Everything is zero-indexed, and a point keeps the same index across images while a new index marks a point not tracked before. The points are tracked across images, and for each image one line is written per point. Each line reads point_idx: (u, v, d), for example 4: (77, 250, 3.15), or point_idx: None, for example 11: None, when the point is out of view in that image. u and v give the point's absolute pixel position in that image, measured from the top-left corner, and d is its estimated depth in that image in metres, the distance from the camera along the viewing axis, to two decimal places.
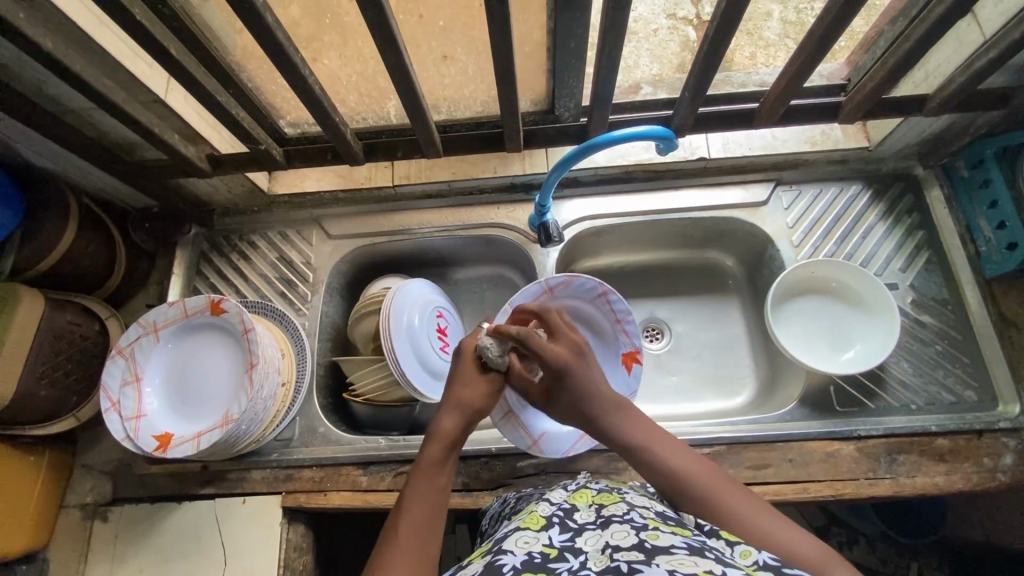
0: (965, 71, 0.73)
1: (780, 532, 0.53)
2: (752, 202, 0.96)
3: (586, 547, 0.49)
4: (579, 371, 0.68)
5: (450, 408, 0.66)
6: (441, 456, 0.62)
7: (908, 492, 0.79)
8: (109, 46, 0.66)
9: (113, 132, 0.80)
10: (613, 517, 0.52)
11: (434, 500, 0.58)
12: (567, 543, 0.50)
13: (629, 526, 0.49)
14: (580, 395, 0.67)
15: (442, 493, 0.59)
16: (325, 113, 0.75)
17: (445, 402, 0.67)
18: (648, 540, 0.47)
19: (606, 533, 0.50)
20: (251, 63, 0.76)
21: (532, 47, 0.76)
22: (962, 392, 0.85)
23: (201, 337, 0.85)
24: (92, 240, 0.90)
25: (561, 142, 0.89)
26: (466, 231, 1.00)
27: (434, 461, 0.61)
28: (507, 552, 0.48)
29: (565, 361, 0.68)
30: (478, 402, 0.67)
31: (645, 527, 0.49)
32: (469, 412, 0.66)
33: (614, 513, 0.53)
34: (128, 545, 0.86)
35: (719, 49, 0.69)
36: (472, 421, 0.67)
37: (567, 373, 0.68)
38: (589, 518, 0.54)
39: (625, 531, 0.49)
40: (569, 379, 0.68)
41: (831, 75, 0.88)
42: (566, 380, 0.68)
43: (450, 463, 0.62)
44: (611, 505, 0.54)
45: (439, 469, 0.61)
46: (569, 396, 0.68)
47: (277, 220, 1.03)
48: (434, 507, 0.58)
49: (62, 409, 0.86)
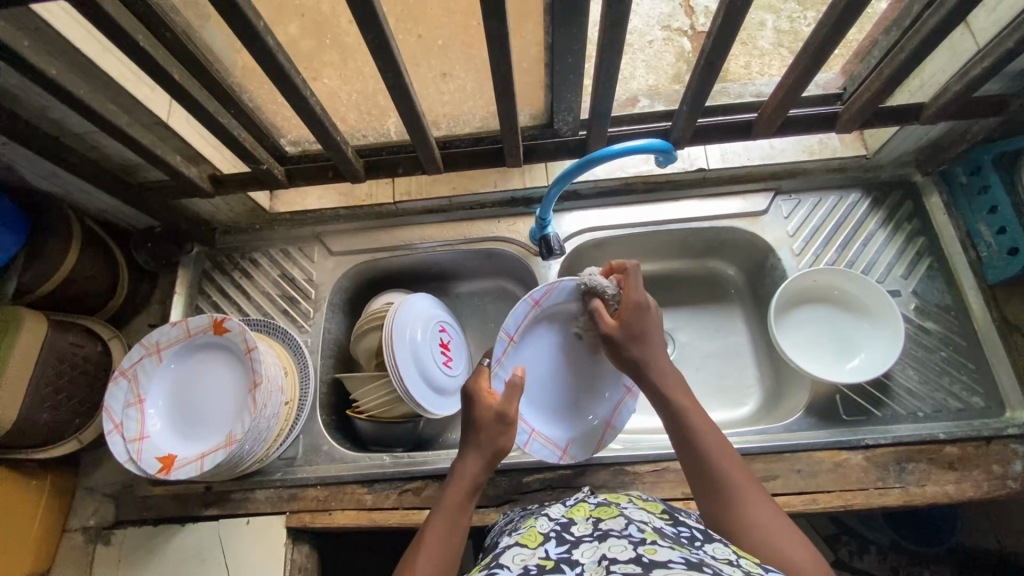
0: (962, 79, 0.74)
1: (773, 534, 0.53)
2: (752, 211, 0.96)
3: (583, 559, 0.48)
4: (651, 316, 0.73)
5: (473, 451, 0.68)
6: (463, 498, 0.63)
7: (918, 502, 0.78)
8: (112, 70, 0.67)
9: (116, 154, 0.81)
10: (610, 532, 0.51)
11: (452, 537, 0.60)
12: (563, 555, 0.50)
13: (626, 540, 0.49)
14: (648, 336, 0.71)
15: (460, 533, 0.61)
16: (327, 133, 0.75)
17: (469, 442, 0.68)
18: (646, 554, 0.46)
19: (603, 546, 0.49)
20: (252, 83, 0.77)
21: (530, 63, 0.77)
22: (969, 398, 0.84)
23: (203, 359, 0.85)
24: (94, 261, 0.91)
25: (561, 156, 0.89)
26: (467, 245, 1.00)
27: (456, 501, 0.63)
28: (502, 567, 0.49)
29: (651, 298, 0.74)
30: (496, 446, 0.68)
31: (643, 542, 0.49)
32: (490, 454, 0.67)
33: (612, 527, 0.52)
34: (130, 569, 0.85)
35: (716, 62, 0.69)
36: (492, 463, 0.68)
37: (645, 309, 0.72)
38: (586, 530, 0.53)
39: (622, 545, 0.48)
40: (646, 315, 0.72)
41: (828, 85, 0.89)
42: (642, 314, 0.72)
43: (471, 503, 0.64)
44: (609, 519, 0.54)
45: (461, 510, 0.63)
46: (639, 332, 0.71)
47: (278, 238, 1.03)
48: (452, 544, 0.59)
49: (64, 431, 0.85)
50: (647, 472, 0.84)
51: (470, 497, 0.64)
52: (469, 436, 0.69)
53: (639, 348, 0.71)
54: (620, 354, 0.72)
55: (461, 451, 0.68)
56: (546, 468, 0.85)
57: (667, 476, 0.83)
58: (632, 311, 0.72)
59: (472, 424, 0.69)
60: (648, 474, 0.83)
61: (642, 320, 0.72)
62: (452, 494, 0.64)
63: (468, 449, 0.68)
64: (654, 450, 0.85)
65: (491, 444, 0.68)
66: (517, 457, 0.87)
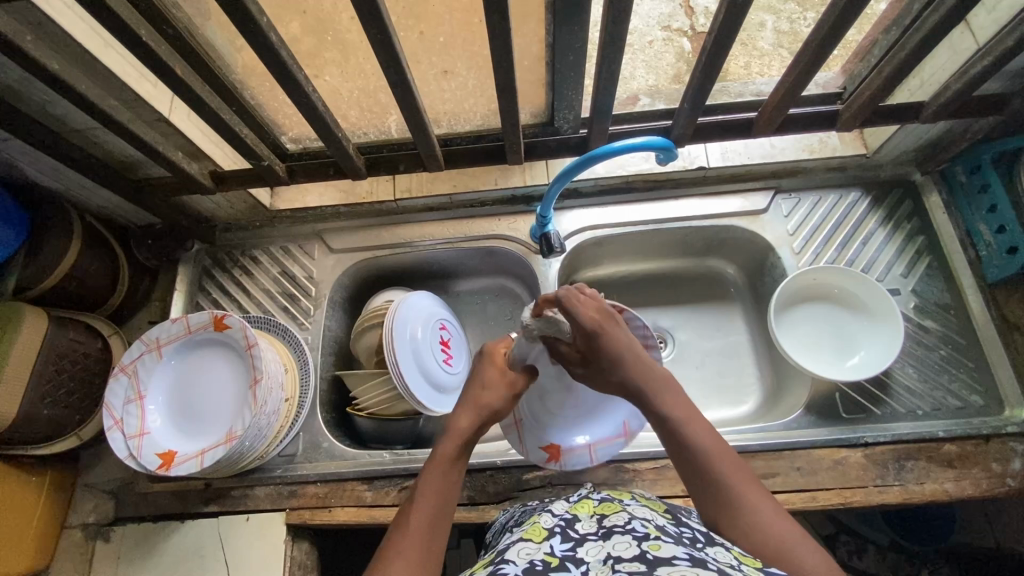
0: (961, 78, 0.74)
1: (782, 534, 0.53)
2: (752, 210, 0.97)
3: (588, 557, 0.48)
4: (610, 336, 0.64)
5: (465, 408, 0.65)
6: (452, 455, 0.61)
7: (917, 499, 0.79)
8: (114, 66, 0.67)
9: (117, 150, 0.81)
10: (615, 528, 0.51)
11: (444, 494, 0.58)
12: (568, 552, 0.50)
13: (630, 537, 0.49)
14: (618, 357, 0.63)
15: (451, 490, 0.58)
16: (328, 129, 0.75)
17: (463, 401, 0.66)
18: (651, 551, 0.46)
19: (607, 544, 0.49)
20: (254, 79, 0.77)
21: (531, 61, 0.77)
22: (968, 396, 0.84)
23: (204, 354, 0.85)
24: (95, 258, 0.91)
25: (562, 154, 0.90)
26: (468, 243, 1.00)
27: (447, 458, 0.61)
28: (508, 561, 0.49)
29: (596, 322, 0.63)
30: (492, 404, 0.66)
31: (647, 539, 0.49)
32: (484, 413, 0.65)
33: (616, 524, 0.52)
34: (130, 565, 0.85)
35: (716, 61, 0.69)
36: (485, 423, 0.65)
37: (595, 337, 0.63)
38: (591, 528, 0.53)
39: (627, 542, 0.48)
40: (603, 342, 0.63)
41: (827, 84, 0.89)
42: (594, 343, 0.63)
43: (462, 459, 0.61)
44: (613, 516, 0.54)
45: (450, 468, 0.60)
46: (606, 358, 0.64)
47: (278, 235, 1.03)
48: (443, 503, 0.57)
49: (64, 427, 0.85)
50: (647, 469, 0.84)
51: (463, 454, 0.62)
52: (463, 395, 0.67)
53: (616, 373, 0.64)
54: (604, 382, 0.66)
55: (452, 410, 0.66)
56: (546, 465, 0.85)
57: (667, 474, 0.83)
58: (586, 344, 0.64)
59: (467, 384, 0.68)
60: (648, 471, 0.84)
61: (603, 347, 0.63)
62: (443, 451, 0.61)
63: (460, 409, 0.65)
64: (654, 448, 0.85)
65: (486, 404, 0.65)
66: (517, 454, 0.87)
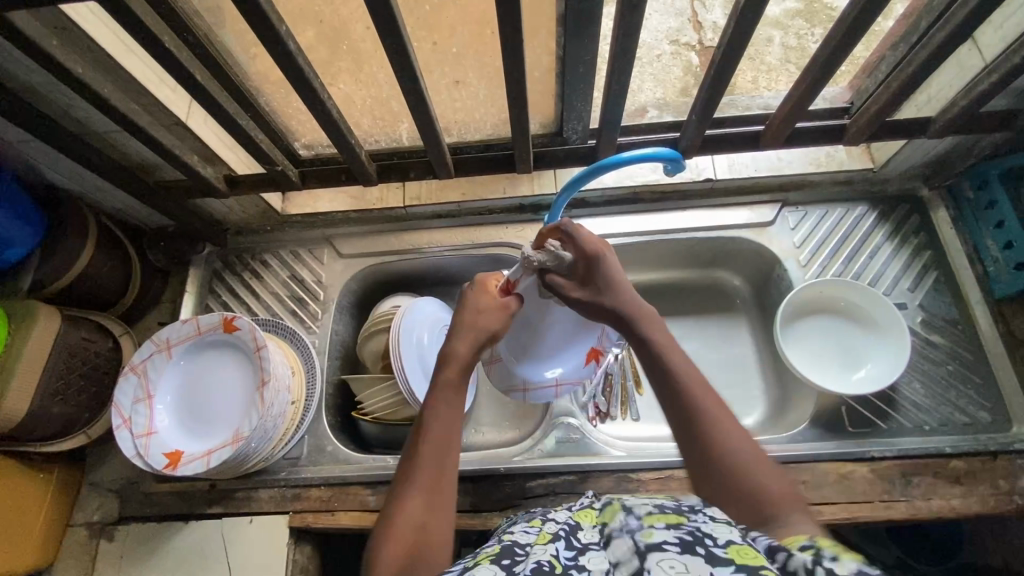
0: (967, 95, 0.75)
1: (758, 471, 0.52)
2: (759, 223, 0.97)
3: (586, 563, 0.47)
4: (611, 264, 0.65)
5: (466, 332, 0.64)
6: (456, 381, 0.60)
7: (925, 515, 0.78)
8: (136, 71, 0.68)
9: (134, 153, 0.83)
10: (613, 533, 0.50)
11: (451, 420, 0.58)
12: (568, 558, 0.48)
13: (627, 536, 0.48)
14: (610, 282, 0.64)
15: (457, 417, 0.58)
16: (341, 136, 0.77)
17: (461, 326, 0.64)
18: (643, 543, 0.45)
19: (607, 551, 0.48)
20: (270, 87, 0.78)
21: (541, 72, 0.78)
22: (976, 412, 0.84)
23: (212, 357, 0.86)
24: (108, 258, 0.92)
25: (569, 164, 0.90)
26: (475, 250, 1.01)
27: (449, 383, 0.60)
28: (515, 557, 0.48)
29: (600, 244, 0.65)
30: (491, 330, 0.65)
31: (641, 529, 0.47)
32: (482, 336, 0.64)
33: (613, 528, 0.51)
34: (133, 566, 0.85)
35: (724, 75, 0.71)
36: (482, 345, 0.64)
37: (594, 262, 0.64)
38: (592, 536, 0.52)
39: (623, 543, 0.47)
40: (600, 269, 0.64)
41: (835, 99, 0.90)
42: (595, 270, 0.64)
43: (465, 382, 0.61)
44: (610, 517, 0.52)
45: (454, 392, 0.60)
46: (602, 283, 0.64)
47: (289, 240, 1.05)
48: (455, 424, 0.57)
49: (73, 425, 0.86)
50: (651, 479, 0.84)
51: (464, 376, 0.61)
52: (459, 320, 0.65)
53: (608, 297, 0.64)
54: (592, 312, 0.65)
55: (451, 334, 0.64)
56: (550, 473, 0.85)
57: (670, 484, 0.83)
58: (585, 266, 0.65)
59: (467, 309, 0.66)
60: (652, 481, 0.83)
61: (597, 274, 0.64)
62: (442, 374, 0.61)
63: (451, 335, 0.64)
64: (659, 458, 0.85)
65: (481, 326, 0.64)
66: (521, 461, 0.87)
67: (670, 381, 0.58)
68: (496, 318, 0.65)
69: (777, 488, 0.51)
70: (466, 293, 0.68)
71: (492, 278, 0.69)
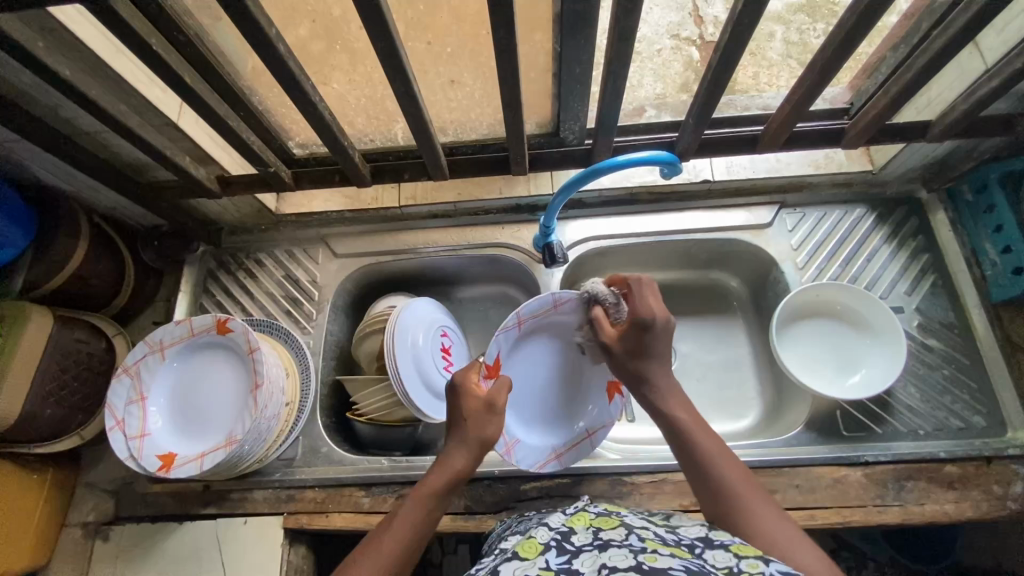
0: (967, 99, 0.74)
1: (788, 539, 0.53)
2: (756, 224, 0.96)
3: (582, 568, 0.48)
4: (661, 334, 0.70)
5: (462, 442, 0.66)
6: (439, 489, 0.63)
7: (918, 520, 0.78)
8: (124, 71, 0.67)
9: (126, 153, 0.82)
10: (610, 542, 0.51)
11: (414, 527, 0.60)
12: (564, 565, 0.49)
13: (626, 550, 0.49)
14: (648, 352, 0.70)
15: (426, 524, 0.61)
16: (335, 137, 0.76)
17: (458, 433, 0.67)
18: (646, 562, 0.46)
19: (602, 555, 0.49)
20: (263, 87, 0.77)
21: (537, 72, 0.77)
22: (970, 417, 0.84)
23: (206, 358, 0.86)
24: (100, 259, 0.91)
25: (566, 165, 0.90)
26: (471, 250, 1.01)
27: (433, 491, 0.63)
28: None
29: (661, 314, 0.69)
30: (487, 435, 0.67)
31: (643, 551, 0.49)
32: (477, 446, 0.66)
33: (612, 537, 0.52)
34: (128, 566, 0.85)
35: (723, 76, 0.70)
36: (478, 455, 0.66)
37: (648, 325, 0.69)
38: (586, 540, 0.53)
39: (622, 554, 0.48)
40: (649, 334, 0.69)
41: (834, 100, 0.89)
42: (647, 333, 0.69)
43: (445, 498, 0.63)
44: (610, 530, 0.54)
45: (433, 500, 0.62)
46: (636, 347, 0.71)
47: (283, 239, 1.04)
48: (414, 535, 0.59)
49: (67, 427, 0.86)
50: (645, 482, 0.84)
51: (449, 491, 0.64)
52: (456, 427, 0.68)
53: (637, 362, 0.70)
54: (619, 367, 0.73)
55: (448, 442, 0.67)
56: (544, 476, 0.85)
57: (665, 487, 0.83)
58: (631, 328, 0.71)
59: (459, 413, 0.68)
60: (646, 484, 0.83)
61: (639, 338, 0.70)
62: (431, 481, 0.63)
63: (453, 441, 0.67)
64: (654, 461, 0.85)
65: (478, 437, 0.66)
66: (516, 464, 0.87)
67: (693, 453, 0.62)
68: (489, 422, 0.67)
69: (808, 556, 0.51)
70: (450, 398, 0.71)
71: (473, 378, 0.71)
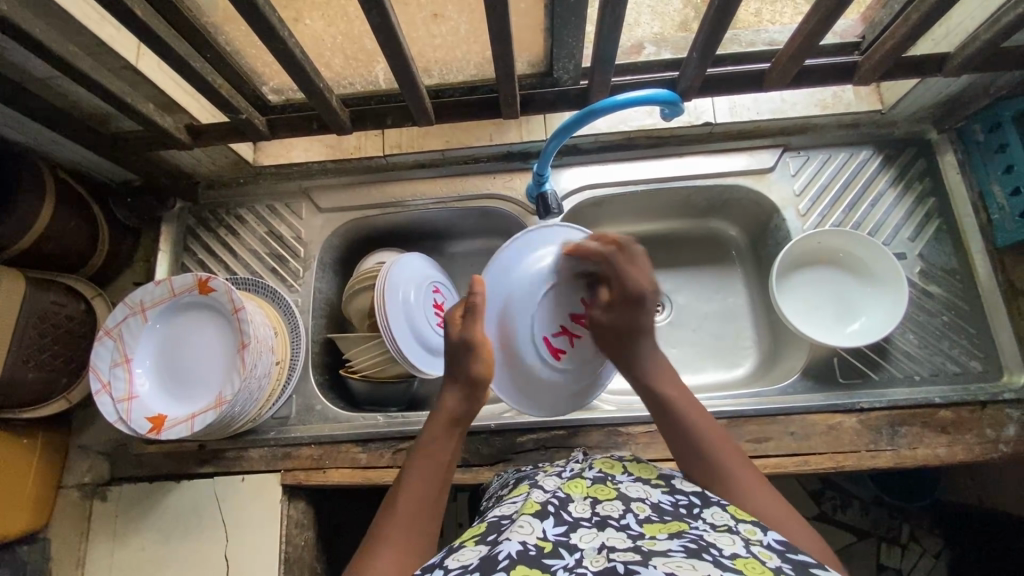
0: (991, 27, 0.68)
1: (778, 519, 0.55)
2: (758, 169, 0.92)
3: (581, 544, 0.48)
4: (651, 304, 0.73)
5: (453, 385, 0.69)
6: (444, 430, 0.66)
7: (909, 463, 0.79)
8: (70, 6, 0.61)
9: (85, 102, 0.75)
10: (609, 521, 0.51)
11: (431, 474, 0.61)
12: (561, 537, 0.48)
13: (624, 534, 0.49)
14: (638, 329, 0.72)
15: (442, 466, 0.63)
16: (308, 80, 0.70)
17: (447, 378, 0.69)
18: (645, 546, 0.47)
19: (602, 534, 0.49)
20: (228, 24, 0.70)
21: (526, 4, 0.70)
22: (967, 362, 0.84)
23: (190, 318, 0.83)
24: (70, 217, 0.86)
25: (560, 107, 0.84)
26: (461, 203, 0.97)
27: (438, 436, 0.65)
28: (503, 542, 0.47)
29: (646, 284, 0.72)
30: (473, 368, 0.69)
31: (642, 536, 0.49)
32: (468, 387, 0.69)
33: (610, 514, 0.52)
34: (128, 524, 0.86)
35: (729, 10, 0.63)
36: (473, 393, 0.69)
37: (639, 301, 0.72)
38: (584, 511, 0.52)
39: (621, 536, 0.48)
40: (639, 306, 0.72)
41: (845, 33, 0.83)
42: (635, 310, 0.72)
43: (452, 435, 0.66)
44: (607, 502, 0.53)
45: (441, 445, 0.64)
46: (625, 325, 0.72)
47: (264, 193, 0.99)
48: (431, 478, 0.61)
49: (51, 391, 0.84)
50: (641, 433, 0.84)
51: (455, 427, 0.67)
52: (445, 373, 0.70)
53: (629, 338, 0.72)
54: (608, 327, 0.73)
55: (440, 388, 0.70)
56: (540, 429, 0.85)
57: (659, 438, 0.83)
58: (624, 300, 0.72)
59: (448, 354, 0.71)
60: (642, 435, 0.83)
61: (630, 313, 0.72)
62: (434, 426, 0.66)
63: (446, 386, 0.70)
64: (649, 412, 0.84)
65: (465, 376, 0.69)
66: (511, 417, 0.87)
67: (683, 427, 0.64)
68: (470, 358, 0.69)
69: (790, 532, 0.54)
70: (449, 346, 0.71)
71: (456, 311, 0.73)
